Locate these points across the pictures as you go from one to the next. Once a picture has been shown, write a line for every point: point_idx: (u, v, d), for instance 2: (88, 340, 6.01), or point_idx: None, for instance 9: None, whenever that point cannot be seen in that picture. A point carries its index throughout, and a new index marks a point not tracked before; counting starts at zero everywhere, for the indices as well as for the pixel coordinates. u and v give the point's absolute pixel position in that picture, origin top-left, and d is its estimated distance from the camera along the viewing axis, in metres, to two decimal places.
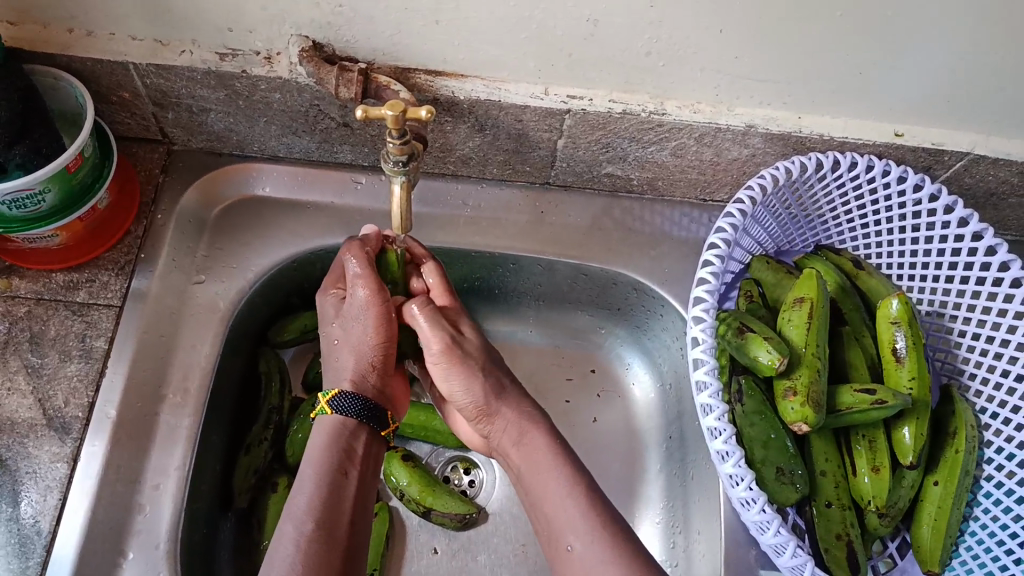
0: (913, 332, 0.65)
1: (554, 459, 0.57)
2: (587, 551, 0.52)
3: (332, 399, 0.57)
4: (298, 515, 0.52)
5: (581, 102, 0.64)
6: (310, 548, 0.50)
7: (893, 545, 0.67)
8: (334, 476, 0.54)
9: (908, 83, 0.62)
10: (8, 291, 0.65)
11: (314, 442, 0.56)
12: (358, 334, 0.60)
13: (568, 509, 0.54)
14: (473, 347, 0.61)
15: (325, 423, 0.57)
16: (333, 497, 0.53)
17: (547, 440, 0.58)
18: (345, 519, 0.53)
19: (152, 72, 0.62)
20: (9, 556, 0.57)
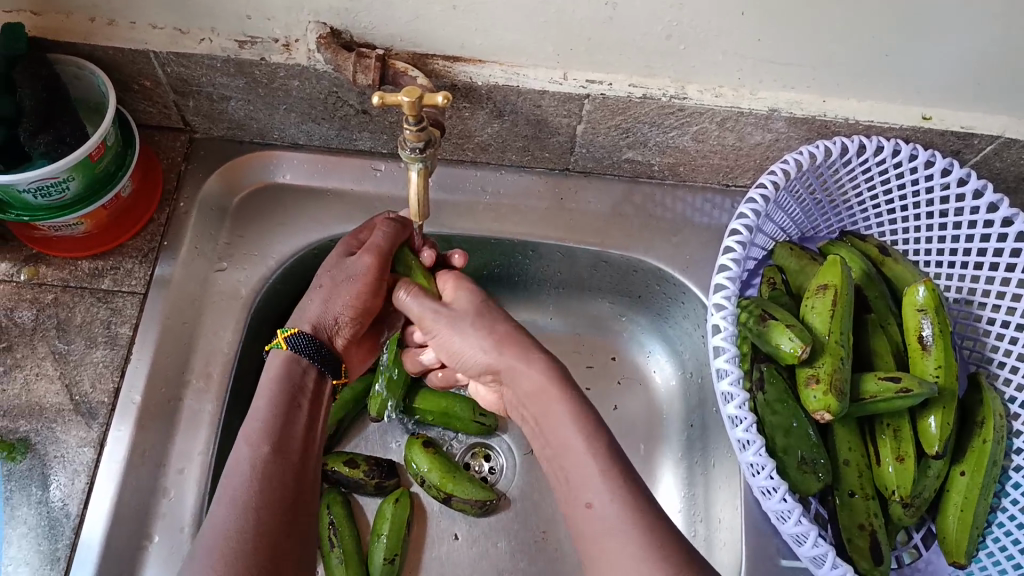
0: (941, 320, 0.64)
1: (571, 422, 0.51)
2: (607, 516, 0.47)
3: (291, 335, 0.57)
4: (253, 436, 0.52)
5: (601, 87, 0.63)
6: (262, 464, 0.50)
7: (919, 536, 0.66)
8: (289, 406, 0.55)
9: (938, 63, 0.60)
10: (35, 279, 0.67)
11: (266, 375, 0.56)
12: (342, 290, 0.60)
13: (586, 476, 0.49)
14: (479, 347, 0.57)
15: (277, 358, 0.57)
16: (287, 424, 0.54)
17: (561, 404, 0.52)
18: (299, 442, 0.54)
19: (172, 61, 0.63)
20: (38, 539, 0.59)
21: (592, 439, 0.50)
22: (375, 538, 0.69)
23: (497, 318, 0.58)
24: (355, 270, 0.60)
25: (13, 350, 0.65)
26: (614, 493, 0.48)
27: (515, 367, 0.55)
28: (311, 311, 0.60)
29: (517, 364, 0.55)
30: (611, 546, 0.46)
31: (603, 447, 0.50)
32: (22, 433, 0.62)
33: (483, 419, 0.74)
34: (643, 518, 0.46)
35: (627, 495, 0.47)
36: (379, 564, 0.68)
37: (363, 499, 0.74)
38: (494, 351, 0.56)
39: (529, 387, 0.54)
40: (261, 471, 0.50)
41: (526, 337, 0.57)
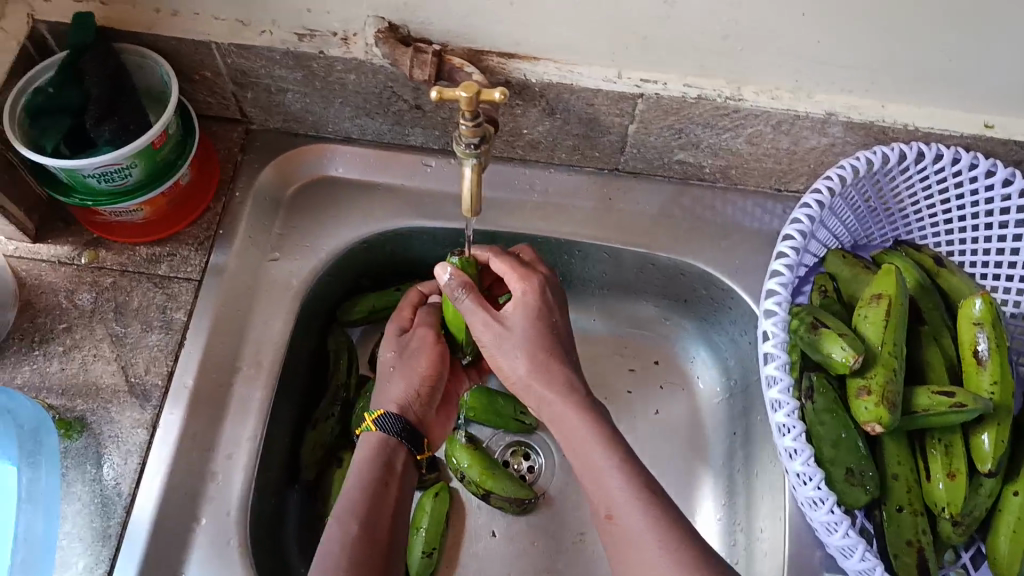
0: (998, 334, 0.62)
1: (598, 445, 0.57)
2: (641, 544, 0.51)
3: (379, 417, 0.63)
4: (343, 515, 0.57)
5: (656, 87, 0.63)
6: (350, 545, 0.55)
7: (967, 555, 0.65)
8: (378, 488, 0.59)
9: (1006, 69, 0.58)
10: (95, 262, 0.69)
11: (359, 453, 0.62)
12: (412, 370, 0.66)
13: (614, 497, 0.54)
14: (516, 371, 0.61)
15: (367, 439, 0.62)
16: (375, 506, 0.58)
17: (581, 420, 0.58)
18: (385, 525, 0.58)
19: (233, 53, 0.64)
20: (94, 515, 0.60)
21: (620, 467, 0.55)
22: (414, 532, 0.69)
23: (542, 343, 0.61)
24: (416, 347, 0.67)
25: (73, 331, 0.66)
26: (648, 523, 0.52)
27: (545, 397, 0.61)
28: (392, 393, 0.65)
29: (546, 401, 0.61)
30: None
31: (637, 483, 0.54)
32: (78, 413, 0.64)
33: (523, 417, 0.75)
34: (684, 553, 0.50)
35: (664, 527, 0.52)
36: (418, 558, 0.68)
37: None
38: (529, 378, 0.61)
39: (548, 414, 0.61)
40: (350, 554, 0.55)
41: (559, 367, 0.60)
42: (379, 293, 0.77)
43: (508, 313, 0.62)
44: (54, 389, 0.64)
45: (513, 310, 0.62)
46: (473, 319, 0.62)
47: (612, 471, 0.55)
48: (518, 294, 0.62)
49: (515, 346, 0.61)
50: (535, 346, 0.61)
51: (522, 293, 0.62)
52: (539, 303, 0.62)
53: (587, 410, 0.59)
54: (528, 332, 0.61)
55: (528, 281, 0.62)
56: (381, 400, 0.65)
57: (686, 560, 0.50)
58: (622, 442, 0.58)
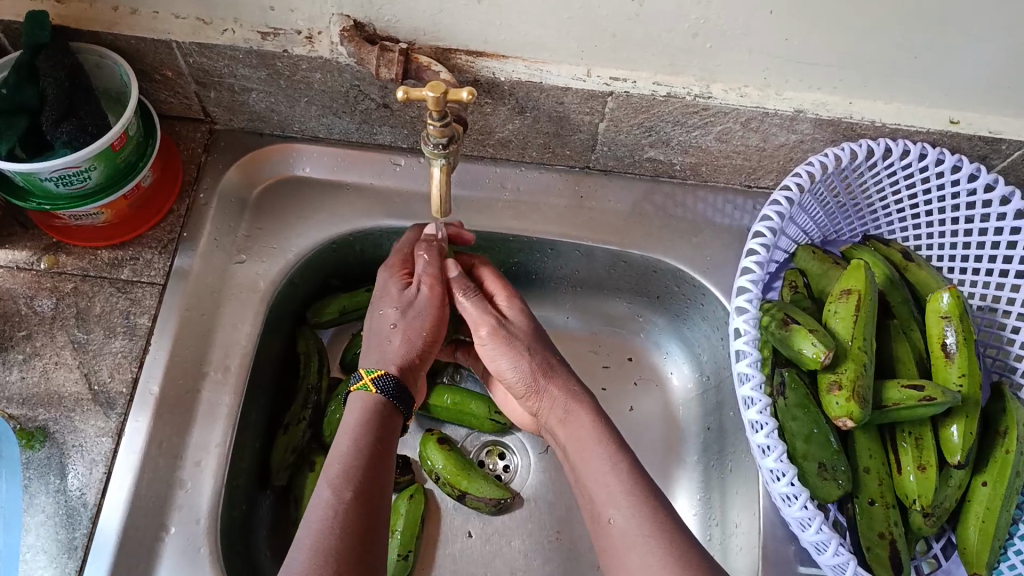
0: (965, 327, 0.63)
1: (600, 444, 0.57)
2: (629, 529, 0.51)
3: (378, 378, 0.57)
4: (335, 481, 0.51)
5: (625, 84, 0.62)
6: (345, 511, 0.49)
7: (938, 546, 0.66)
8: (371, 449, 0.54)
9: (970, 65, 0.59)
10: (55, 268, 0.67)
11: (350, 418, 0.56)
12: (416, 329, 0.61)
13: (612, 494, 0.53)
14: (523, 373, 0.61)
15: (364, 401, 0.57)
16: (369, 471, 0.52)
17: (592, 424, 0.58)
18: (378, 489, 0.52)
19: (194, 51, 0.63)
20: (56, 527, 0.59)
21: (622, 465, 0.55)
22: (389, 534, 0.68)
23: (546, 349, 0.62)
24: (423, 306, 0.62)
25: (33, 339, 0.65)
26: (637, 512, 0.52)
27: (553, 398, 0.60)
28: (389, 353, 0.60)
29: (558, 400, 0.60)
30: (638, 559, 0.50)
31: (632, 474, 0.55)
32: (39, 422, 0.62)
33: (498, 417, 0.74)
34: (669, 540, 0.50)
35: (652, 515, 0.52)
36: (392, 561, 0.67)
37: None
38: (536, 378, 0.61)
39: (555, 418, 0.60)
40: (342, 521, 0.49)
41: (564, 370, 0.62)
42: (350, 294, 0.76)
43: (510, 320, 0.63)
44: (14, 399, 0.63)
45: (512, 314, 0.63)
46: (478, 324, 0.62)
47: (612, 468, 0.55)
48: (512, 307, 0.63)
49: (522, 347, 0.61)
50: (542, 352, 0.62)
51: (512, 306, 0.64)
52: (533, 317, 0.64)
53: (597, 413, 0.59)
54: (532, 337, 0.62)
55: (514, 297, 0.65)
56: (376, 358, 0.60)
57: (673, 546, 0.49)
58: (621, 440, 0.58)
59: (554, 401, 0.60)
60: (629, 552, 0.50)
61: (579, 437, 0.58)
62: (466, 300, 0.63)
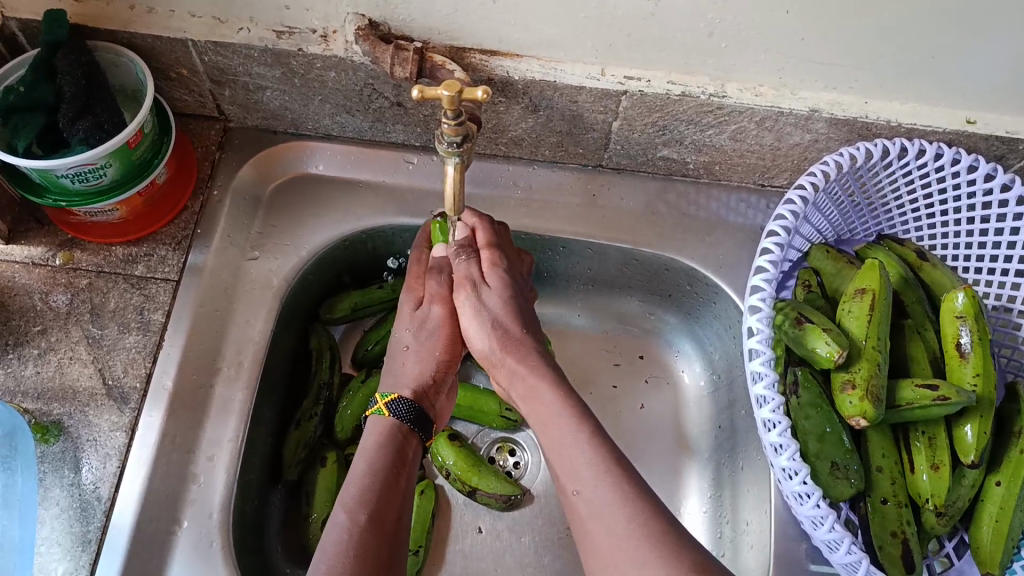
0: (980, 327, 0.62)
1: (562, 415, 0.55)
2: (596, 498, 0.50)
3: (391, 402, 0.58)
4: (350, 505, 0.52)
5: (640, 83, 0.62)
6: (359, 535, 0.50)
7: (951, 545, 0.65)
8: (387, 474, 0.54)
9: (986, 65, 0.59)
10: (70, 264, 0.67)
11: (367, 442, 0.57)
12: (427, 349, 0.63)
13: (573, 463, 0.52)
14: (490, 347, 0.61)
15: (378, 423, 0.58)
16: (385, 495, 0.53)
17: (553, 395, 0.57)
18: (395, 511, 0.53)
19: (209, 50, 0.63)
20: (71, 520, 0.59)
21: (585, 436, 0.53)
22: None
23: (517, 323, 0.62)
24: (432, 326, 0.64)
25: (48, 333, 0.65)
26: (602, 482, 0.50)
27: (516, 371, 0.60)
28: (406, 378, 0.61)
29: (520, 374, 0.59)
30: (607, 529, 0.48)
31: (597, 444, 0.53)
32: (55, 416, 0.62)
33: (509, 414, 0.74)
34: (645, 515, 0.48)
35: (623, 487, 0.50)
36: (403, 556, 0.68)
37: None
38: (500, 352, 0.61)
39: (517, 390, 0.60)
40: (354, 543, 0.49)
41: (529, 343, 0.61)
42: (363, 291, 0.76)
43: (489, 291, 0.63)
44: (29, 394, 0.63)
45: (494, 285, 0.63)
46: (463, 288, 0.63)
47: (575, 438, 0.53)
48: (496, 279, 0.63)
49: (495, 318, 0.62)
50: (513, 324, 0.62)
51: (495, 275, 0.63)
52: (515, 289, 0.64)
53: (560, 384, 0.58)
54: (505, 309, 0.62)
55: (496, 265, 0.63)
56: (392, 384, 0.61)
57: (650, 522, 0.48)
58: (587, 411, 0.56)
59: (515, 374, 0.60)
60: (592, 522, 0.49)
61: (537, 407, 0.57)
62: (461, 266, 0.64)
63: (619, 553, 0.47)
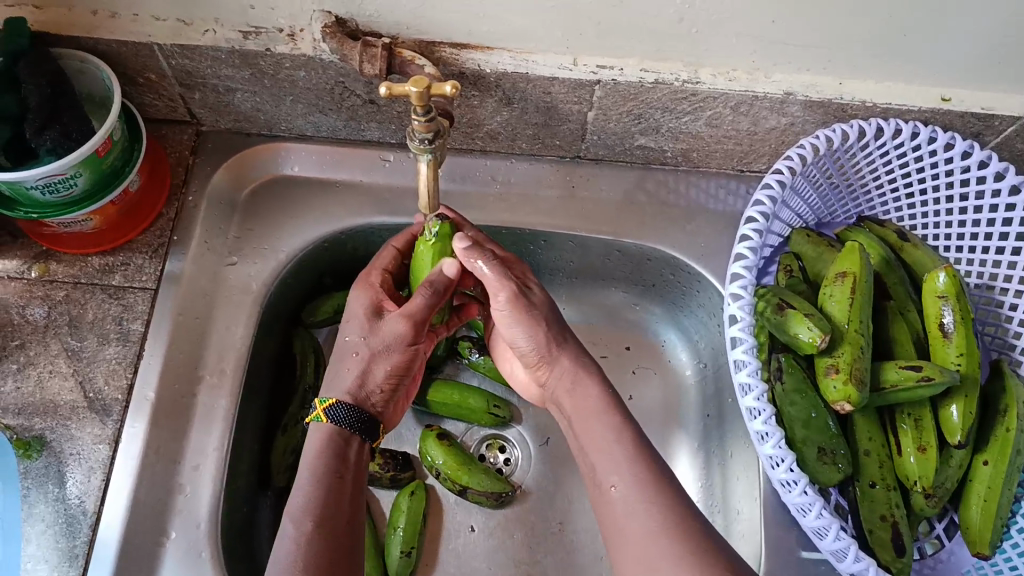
0: (962, 306, 0.62)
1: (604, 412, 0.56)
2: (630, 492, 0.50)
3: (330, 408, 0.56)
4: (296, 514, 0.51)
5: (612, 72, 0.62)
6: (308, 542, 0.49)
7: (941, 526, 0.65)
8: (330, 478, 0.53)
9: (960, 41, 0.58)
10: (47, 276, 0.66)
11: (307, 449, 0.55)
12: (379, 361, 0.59)
13: (614, 459, 0.52)
14: (540, 346, 0.59)
15: (318, 431, 0.56)
16: (332, 500, 0.52)
17: (596, 393, 0.57)
18: (344, 516, 0.53)
19: (176, 53, 0.62)
20: (57, 535, 0.59)
21: (624, 431, 0.54)
22: (391, 532, 0.69)
23: (562, 325, 0.60)
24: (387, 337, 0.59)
25: (27, 348, 0.65)
26: (637, 474, 0.51)
27: (563, 370, 0.59)
28: (348, 380, 0.58)
29: (570, 371, 0.58)
30: (637, 522, 0.49)
31: (634, 440, 0.54)
32: (36, 431, 0.62)
33: (498, 411, 0.74)
34: (670, 504, 0.49)
35: (654, 477, 0.51)
36: (396, 558, 0.68)
37: (380, 491, 0.74)
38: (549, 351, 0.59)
39: (562, 387, 0.59)
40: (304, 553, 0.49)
41: (573, 343, 0.60)
42: (345, 292, 0.75)
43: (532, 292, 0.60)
44: (9, 409, 0.63)
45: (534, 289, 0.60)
46: (496, 294, 0.58)
47: (615, 435, 0.54)
48: (533, 282, 0.61)
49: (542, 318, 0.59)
50: (560, 325, 0.60)
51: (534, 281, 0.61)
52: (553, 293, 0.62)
53: (606, 385, 0.58)
54: (552, 310, 0.60)
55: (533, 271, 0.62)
56: (333, 387, 0.58)
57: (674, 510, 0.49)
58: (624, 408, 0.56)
59: (561, 372, 0.59)
60: (626, 517, 0.49)
61: (583, 405, 0.57)
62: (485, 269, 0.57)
63: (647, 545, 0.47)
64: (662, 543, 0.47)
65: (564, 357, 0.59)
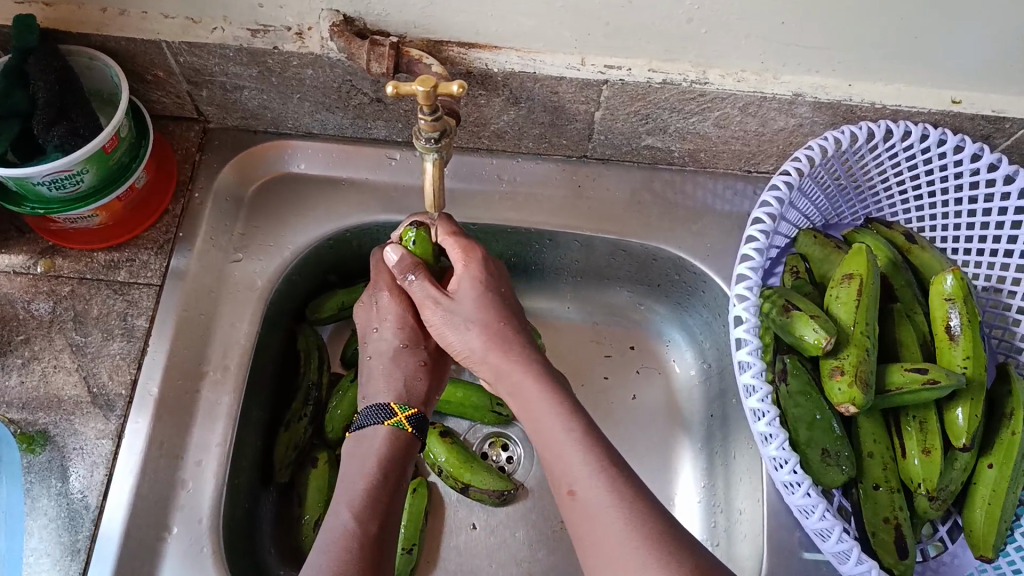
0: (969, 309, 0.62)
1: (554, 413, 0.53)
2: (589, 501, 0.49)
3: (413, 416, 0.57)
4: (357, 508, 0.52)
5: (620, 72, 0.62)
6: (365, 544, 0.50)
7: (944, 529, 0.65)
8: (391, 482, 0.55)
9: (969, 44, 0.58)
10: (52, 271, 0.67)
11: (376, 446, 0.56)
12: (438, 369, 0.61)
13: (569, 463, 0.51)
14: (470, 347, 0.57)
15: (388, 435, 0.56)
16: (389, 503, 0.54)
17: (541, 392, 0.54)
18: (394, 519, 0.54)
19: (184, 51, 0.62)
20: (60, 529, 0.59)
21: (575, 434, 0.52)
22: None
23: (494, 314, 0.58)
24: (439, 343, 0.61)
25: (31, 343, 0.65)
26: (598, 480, 0.49)
27: (502, 366, 0.57)
28: (419, 388, 0.59)
29: (505, 370, 0.56)
30: (601, 532, 0.47)
31: (587, 443, 0.51)
32: (40, 426, 0.62)
33: (500, 409, 0.74)
34: (635, 506, 0.48)
35: (616, 482, 0.49)
36: (397, 555, 0.68)
37: None
38: (486, 348, 0.57)
39: (507, 386, 0.57)
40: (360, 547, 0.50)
41: (514, 334, 0.58)
42: (348, 289, 0.75)
43: (460, 288, 0.58)
44: (13, 404, 0.63)
45: (459, 285, 0.58)
46: (427, 303, 0.58)
47: (568, 438, 0.52)
48: (465, 273, 0.59)
49: (467, 317, 0.57)
50: (489, 315, 0.58)
51: (466, 270, 0.59)
52: (491, 278, 0.60)
53: (550, 381, 0.56)
54: (479, 303, 0.58)
55: (471, 255, 0.59)
56: (399, 391, 0.59)
57: (642, 511, 0.48)
58: (572, 405, 0.54)
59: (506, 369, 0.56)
60: (592, 523, 0.48)
61: (531, 404, 0.55)
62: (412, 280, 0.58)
63: (616, 551, 0.46)
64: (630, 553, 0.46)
65: (507, 354, 0.57)
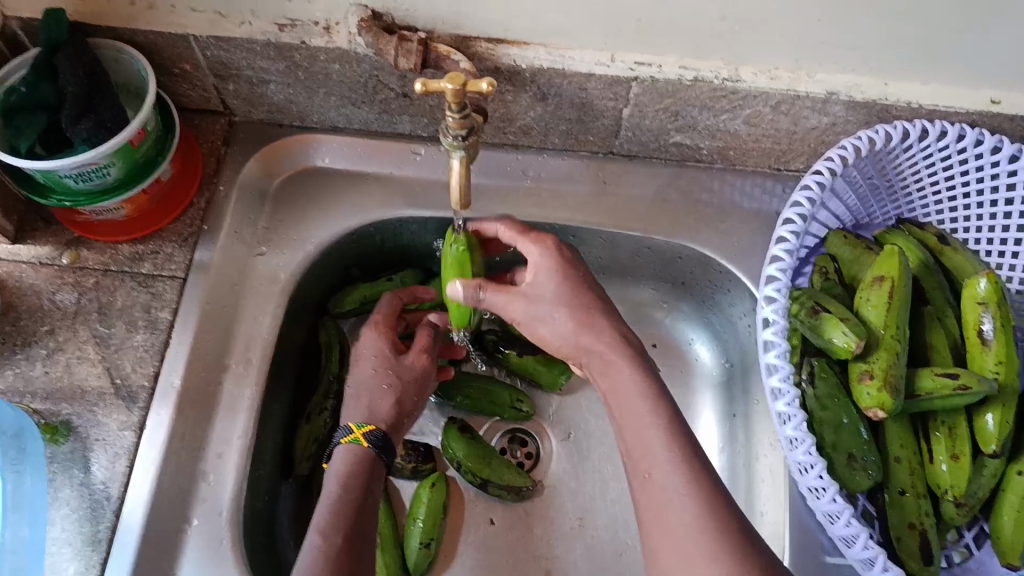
0: (1002, 314, 0.61)
1: (641, 397, 0.54)
2: (667, 485, 0.50)
3: (368, 432, 0.61)
4: (324, 527, 0.55)
5: (650, 69, 0.61)
6: (332, 554, 0.53)
7: (970, 535, 0.64)
8: (358, 497, 0.57)
9: (1010, 44, 0.56)
10: (77, 263, 0.67)
11: (337, 467, 0.59)
12: (407, 393, 0.64)
13: (649, 447, 0.52)
14: (562, 333, 0.58)
15: (349, 452, 0.60)
16: (357, 516, 0.56)
17: (633, 375, 0.55)
18: (364, 534, 0.56)
19: (211, 44, 0.62)
20: (81, 520, 0.60)
21: (662, 419, 0.52)
22: (411, 523, 0.69)
23: (583, 295, 0.59)
24: (412, 371, 0.65)
25: (56, 334, 0.65)
26: (678, 466, 0.50)
27: (594, 348, 0.57)
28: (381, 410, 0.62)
29: (597, 351, 0.57)
30: (675, 520, 0.48)
31: (671, 430, 0.52)
32: (64, 416, 0.63)
33: (521, 406, 0.74)
34: (708, 492, 0.49)
35: (694, 473, 0.50)
36: (415, 549, 0.68)
37: (401, 483, 0.74)
38: (574, 333, 0.58)
39: (594, 370, 0.58)
40: (325, 561, 0.52)
41: (606, 324, 0.58)
42: (370, 284, 0.75)
43: (535, 279, 0.59)
44: (37, 394, 0.63)
45: (538, 274, 0.59)
46: (509, 307, 0.60)
47: (655, 422, 0.53)
48: (543, 258, 0.59)
49: (551, 306, 0.58)
50: (577, 299, 0.58)
51: (542, 259, 0.59)
52: (568, 263, 0.60)
53: (639, 363, 0.56)
54: (559, 294, 0.58)
55: (546, 244, 0.60)
56: (365, 411, 0.62)
57: (720, 499, 0.49)
58: (662, 392, 0.55)
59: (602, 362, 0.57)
60: (665, 509, 0.49)
61: (619, 390, 0.56)
62: (486, 296, 0.60)
63: (682, 537, 0.47)
64: (701, 545, 0.46)
65: (599, 335, 0.57)
